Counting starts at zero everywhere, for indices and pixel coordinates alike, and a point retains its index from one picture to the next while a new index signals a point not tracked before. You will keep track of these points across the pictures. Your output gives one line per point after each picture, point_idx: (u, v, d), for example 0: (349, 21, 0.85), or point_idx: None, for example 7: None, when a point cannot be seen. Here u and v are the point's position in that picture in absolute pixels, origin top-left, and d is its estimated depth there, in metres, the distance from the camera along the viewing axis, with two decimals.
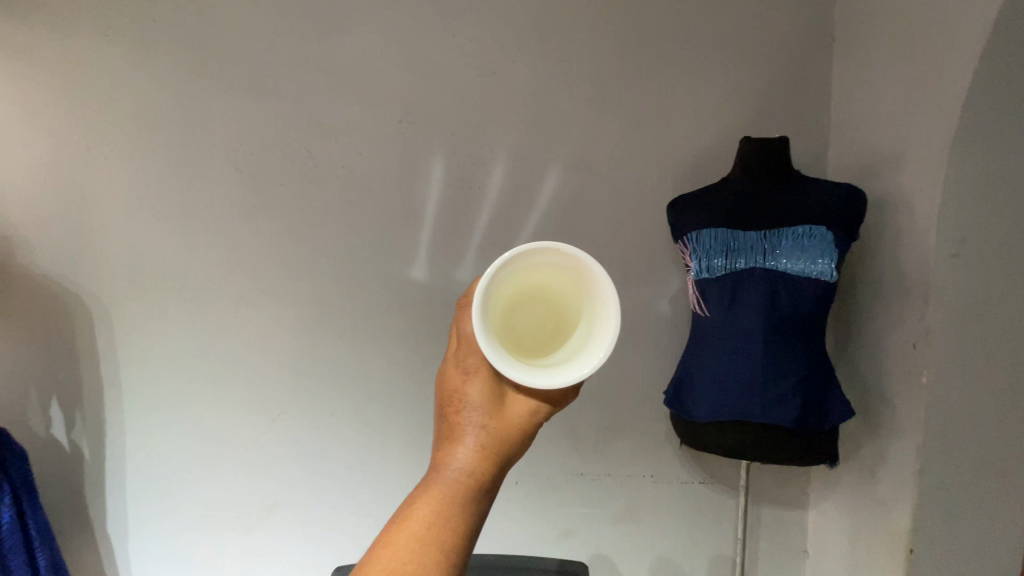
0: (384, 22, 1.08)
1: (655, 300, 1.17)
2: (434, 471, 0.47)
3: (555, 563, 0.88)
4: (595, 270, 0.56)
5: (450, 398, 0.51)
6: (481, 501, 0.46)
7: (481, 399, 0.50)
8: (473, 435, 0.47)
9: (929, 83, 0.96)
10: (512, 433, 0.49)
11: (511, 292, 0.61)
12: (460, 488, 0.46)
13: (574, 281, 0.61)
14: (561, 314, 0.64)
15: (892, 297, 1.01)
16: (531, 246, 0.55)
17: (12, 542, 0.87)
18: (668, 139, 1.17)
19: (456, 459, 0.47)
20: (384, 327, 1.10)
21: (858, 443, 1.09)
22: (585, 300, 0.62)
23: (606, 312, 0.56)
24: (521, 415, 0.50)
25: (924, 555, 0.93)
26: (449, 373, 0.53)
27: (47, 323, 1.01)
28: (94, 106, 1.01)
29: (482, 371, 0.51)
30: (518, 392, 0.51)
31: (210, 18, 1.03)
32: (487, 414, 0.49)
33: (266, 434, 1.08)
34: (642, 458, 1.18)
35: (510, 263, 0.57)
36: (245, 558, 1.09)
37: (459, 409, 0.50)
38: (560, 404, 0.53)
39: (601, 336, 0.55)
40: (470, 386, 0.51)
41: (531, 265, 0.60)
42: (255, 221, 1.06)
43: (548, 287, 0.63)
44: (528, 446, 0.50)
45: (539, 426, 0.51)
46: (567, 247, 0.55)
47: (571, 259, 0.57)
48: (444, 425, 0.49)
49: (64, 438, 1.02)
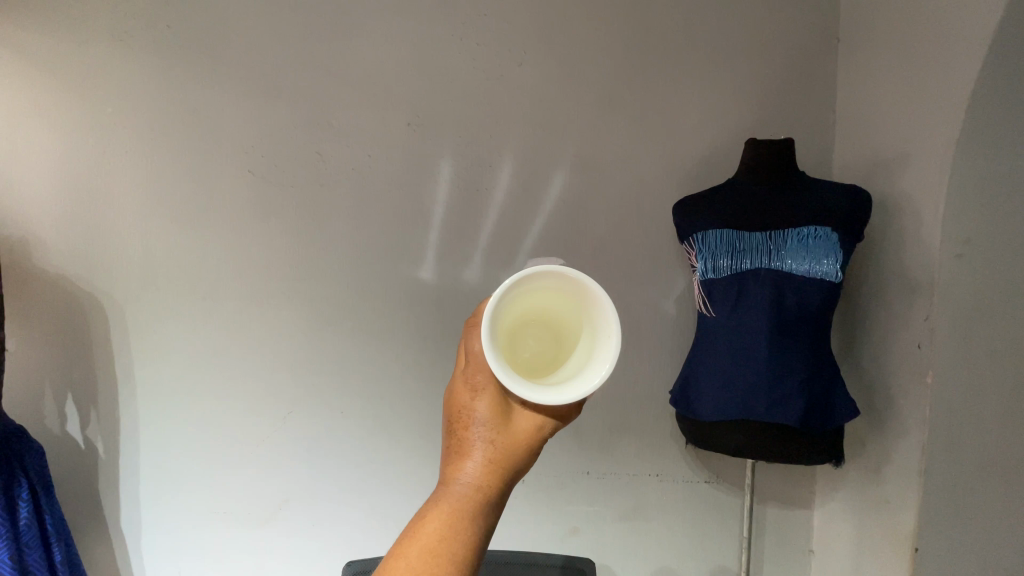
0: (394, 27, 1.10)
1: (661, 301, 1.18)
2: (444, 485, 0.49)
3: (560, 559, 0.89)
4: (596, 291, 0.57)
5: (459, 414, 0.53)
6: (488, 513, 0.48)
7: (488, 415, 0.52)
8: (481, 450, 0.50)
9: (933, 85, 0.97)
10: (517, 448, 0.51)
11: (516, 312, 0.63)
12: (468, 502, 0.48)
13: (575, 302, 0.63)
14: (562, 332, 0.66)
15: (897, 297, 1.02)
16: (536, 269, 0.57)
17: (30, 536, 0.89)
18: (674, 141, 1.18)
19: (463, 473, 0.49)
20: (393, 326, 1.12)
21: (863, 443, 1.09)
22: (585, 319, 0.63)
23: (606, 331, 0.58)
24: (527, 430, 0.52)
25: (929, 553, 0.94)
26: (458, 390, 0.55)
27: (65, 322, 1.04)
28: (109, 110, 1.04)
29: (489, 388, 0.53)
30: (524, 407, 0.53)
31: (223, 24, 1.06)
32: (494, 429, 0.51)
33: (277, 432, 1.11)
34: (648, 457, 1.20)
35: (517, 285, 0.58)
36: (256, 554, 1.12)
37: (467, 425, 0.52)
38: (565, 419, 0.55)
39: (602, 355, 0.57)
40: (478, 402, 0.52)
41: (535, 287, 0.61)
42: (265, 223, 1.09)
43: (550, 308, 0.65)
44: (533, 459, 0.53)
45: (544, 441, 0.53)
46: (571, 270, 0.56)
47: (574, 282, 0.59)
48: (453, 441, 0.52)
49: (79, 435, 1.05)
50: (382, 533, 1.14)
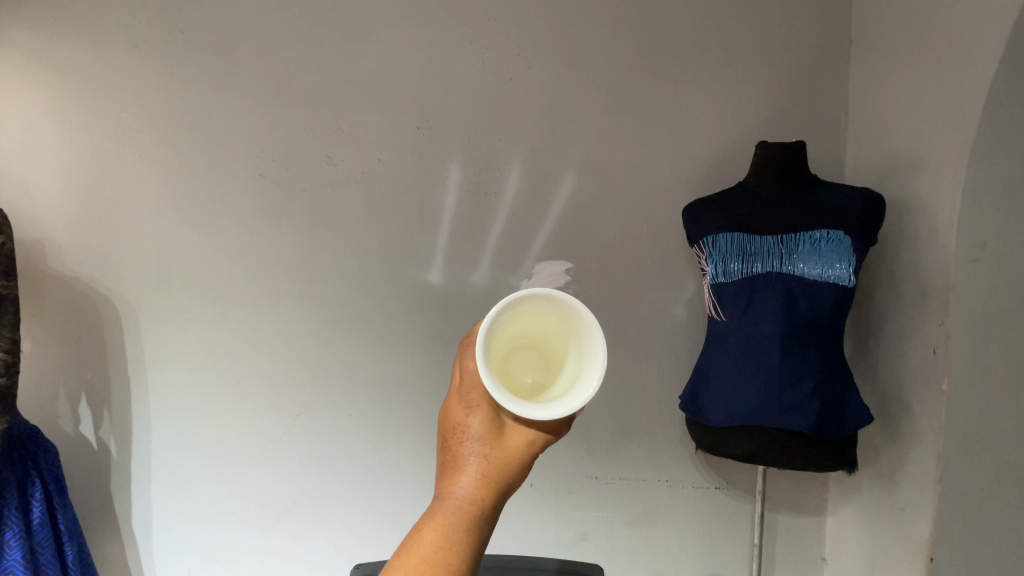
0: (404, 30, 1.11)
1: (671, 305, 1.17)
2: (439, 499, 0.49)
3: (555, 563, 0.88)
4: (582, 312, 0.57)
5: (453, 430, 0.53)
6: (482, 527, 0.48)
7: (482, 431, 0.52)
8: (474, 464, 0.50)
9: (949, 86, 0.96)
10: (510, 462, 0.51)
11: (506, 336, 0.63)
12: (463, 514, 0.48)
13: (561, 324, 0.63)
14: (550, 353, 0.66)
15: (912, 302, 1.00)
16: (524, 292, 0.57)
17: (42, 535, 0.90)
18: (684, 143, 1.17)
19: (458, 487, 0.49)
20: (402, 329, 1.13)
21: (877, 449, 1.08)
22: (570, 338, 0.63)
23: (593, 347, 0.58)
24: (520, 446, 0.52)
25: (945, 563, 0.92)
26: (452, 408, 0.55)
27: (80, 324, 1.05)
28: (124, 116, 1.05)
29: (483, 404, 0.53)
30: (517, 423, 0.53)
31: (235, 29, 1.07)
32: (488, 444, 0.51)
33: (286, 434, 1.11)
34: (657, 462, 1.18)
35: (508, 307, 0.58)
36: (264, 555, 1.12)
37: (461, 440, 0.52)
38: (556, 434, 0.54)
39: (591, 370, 0.57)
40: (472, 419, 0.53)
41: (525, 311, 0.61)
42: (277, 225, 1.09)
43: (539, 332, 0.65)
44: (526, 474, 0.53)
45: (535, 456, 0.53)
46: (558, 293, 0.57)
47: (562, 303, 0.59)
48: (447, 457, 0.52)
49: (92, 435, 1.06)
50: (388, 537, 1.14)
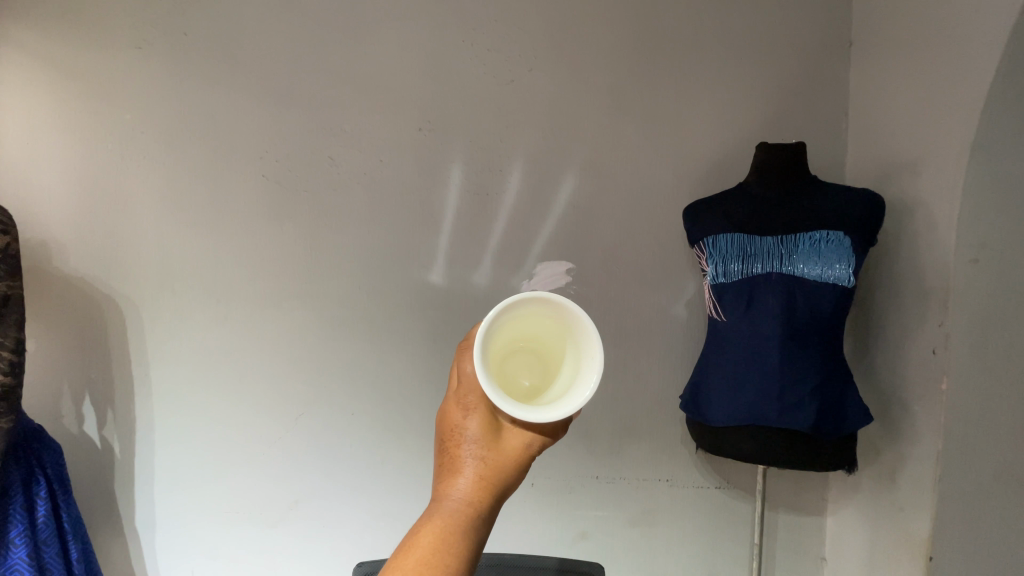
0: (406, 31, 1.11)
1: (672, 306, 1.18)
2: (437, 501, 0.50)
3: (555, 562, 0.88)
4: (578, 315, 0.58)
5: (451, 432, 0.54)
6: (479, 529, 0.49)
7: (480, 433, 0.53)
8: (472, 466, 0.51)
9: (948, 87, 0.96)
10: (507, 464, 0.52)
11: (503, 340, 0.63)
12: (461, 516, 0.48)
13: (558, 327, 0.64)
14: (547, 356, 0.67)
15: (911, 302, 1.01)
16: (522, 295, 0.57)
17: (47, 533, 0.91)
18: (685, 144, 1.18)
19: (456, 489, 0.50)
20: (404, 329, 1.13)
21: (877, 449, 1.08)
22: (567, 341, 0.64)
23: (589, 349, 0.59)
24: (516, 448, 0.53)
25: (944, 562, 0.93)
26: (450, 410, 0.55)
27: (84, 323, 1.06)
28: (127, 117, 1.06)
29: (480, 407, 0.54)
30: (514, 425, 0.54)
31: (238, 31, 1.08)
32: (485, 447, 0.52)
33: (288, 433, 1.12)
34: (658, 461, 1.19)
35: (506, 311, 0.59)
36: (266, 553, 1.13)
37: (459, 443, 0.53)
38: (553, 436, 0.55)
39: (587, 373, 0.58)
40: (469, 421, 0.53)
41: (523, 314, 0.62)
42: (279, 225, 1.10)
43: (536, 335, 0.66)
44: (523, 476, 0.53)
45: (532, 458, 0.54)
46: (555, 296, 0.58)
47: (558, 306, 0.59)
48: (445, 459, 0.53)
49: (96, 435, 1.07)
50: (390, 536, 1.15)
